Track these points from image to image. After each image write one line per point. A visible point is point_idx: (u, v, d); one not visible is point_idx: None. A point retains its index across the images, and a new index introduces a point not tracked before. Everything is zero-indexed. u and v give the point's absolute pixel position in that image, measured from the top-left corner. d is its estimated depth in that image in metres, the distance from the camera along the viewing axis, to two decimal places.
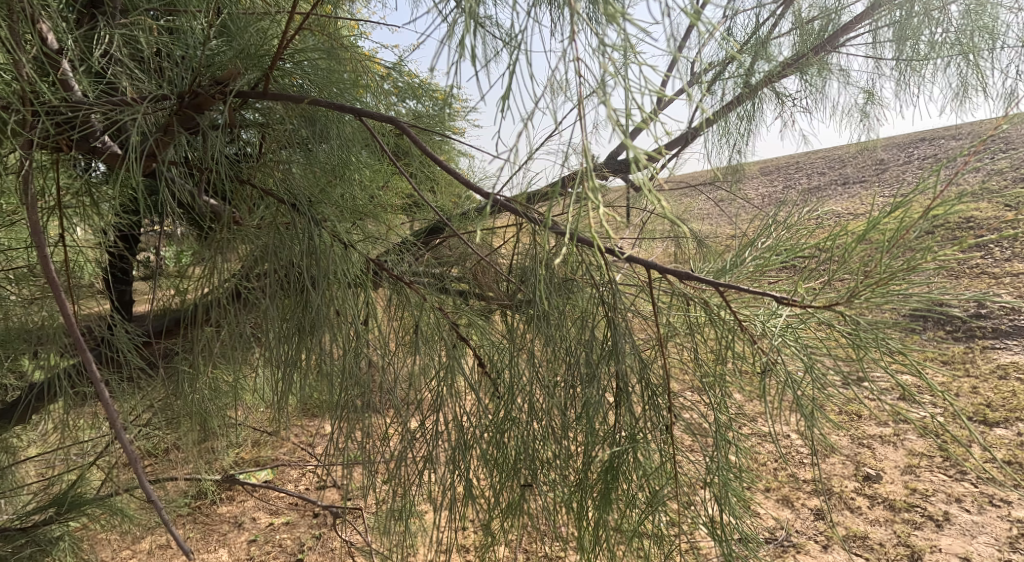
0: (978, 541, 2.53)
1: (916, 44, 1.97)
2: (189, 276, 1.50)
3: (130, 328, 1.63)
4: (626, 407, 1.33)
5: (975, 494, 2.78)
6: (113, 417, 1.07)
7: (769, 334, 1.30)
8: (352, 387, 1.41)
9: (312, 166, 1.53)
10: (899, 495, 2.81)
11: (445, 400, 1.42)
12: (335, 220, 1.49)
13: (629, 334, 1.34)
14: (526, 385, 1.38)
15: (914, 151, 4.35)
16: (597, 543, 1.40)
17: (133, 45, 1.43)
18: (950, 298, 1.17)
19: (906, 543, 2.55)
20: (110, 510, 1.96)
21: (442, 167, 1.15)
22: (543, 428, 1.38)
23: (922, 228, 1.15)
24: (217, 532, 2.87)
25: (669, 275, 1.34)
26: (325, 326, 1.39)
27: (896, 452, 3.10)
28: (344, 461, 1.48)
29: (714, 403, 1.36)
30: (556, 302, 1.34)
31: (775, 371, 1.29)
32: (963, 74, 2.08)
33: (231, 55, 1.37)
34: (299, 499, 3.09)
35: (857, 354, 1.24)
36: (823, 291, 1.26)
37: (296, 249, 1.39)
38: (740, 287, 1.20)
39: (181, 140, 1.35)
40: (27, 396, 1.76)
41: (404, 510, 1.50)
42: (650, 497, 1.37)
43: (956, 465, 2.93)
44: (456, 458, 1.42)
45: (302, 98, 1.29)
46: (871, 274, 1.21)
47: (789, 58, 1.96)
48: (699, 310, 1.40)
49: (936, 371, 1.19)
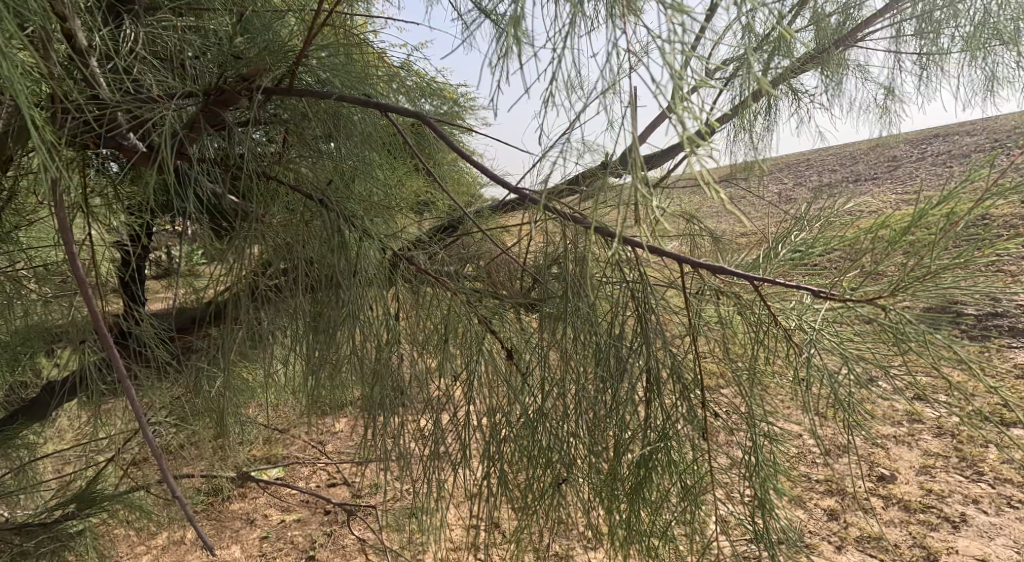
0: (996, 543, 2.50)
1: (938, 40, 1.91)
2: (212, 273, 1.48)
3: (156, 323, 1.62)
4: (659, 404, 1.29)
5: (992, 495, 2.73)
6: (141, 414, 1.00)
7: (809, 330, 1.25)
8: (380, 384, 1.38)
9: (333, 161, 1.51)
10: (915, 495, 2.78)
11: (471, 395, 1.39)
12: (359, 214, 1.47)
13: (660, 330, 1.30)
14: (554, 380, 1.34)
15: (929, 146, 4.26)
16: (622, 543, 1.37)
17: (156, 42, 1.43)
18: (991, 296, 1.14)
19: (921, 544, 2.53)
20: (128, 506, 1.97)
21: (467, 161, 1.13)
22: (573, 427, 1.34)
23: (972, 219, 1.10)
24: (230, 529, 2.89)
25: (703, 269, 1.29)
26: (353, 323, 1.37)
27: (911, 452, 3.05)
28: (367, 457, 1.46)
29: (750, 400, 1.32)
30: (584, 296, 1.31)
31: (817, 367, 1.25)
32: (988, 67, 2.03)
33: (257, 52, 1.33)
34: (310, 496, 3.10)
35: (905, 350, 1.18)
36: (866, 285, 1.21)
37: (321, 244, 1.37)
38: (776, 282, 1.16)
39: (206, 138, 1.35)
40: (59, 390, 1.75)
41: (423, 506, 1.48)
42: (679, 498, 1.34)
43: (973, 466, 2.89)
44: (481, 455, 1.39)
45: (327, 93, 1.27)
46: (919, 267, 1.16)
47: (809, 54, 1.91)
48: (732, 305, 1.36)
49: (988, 368, 1.14)
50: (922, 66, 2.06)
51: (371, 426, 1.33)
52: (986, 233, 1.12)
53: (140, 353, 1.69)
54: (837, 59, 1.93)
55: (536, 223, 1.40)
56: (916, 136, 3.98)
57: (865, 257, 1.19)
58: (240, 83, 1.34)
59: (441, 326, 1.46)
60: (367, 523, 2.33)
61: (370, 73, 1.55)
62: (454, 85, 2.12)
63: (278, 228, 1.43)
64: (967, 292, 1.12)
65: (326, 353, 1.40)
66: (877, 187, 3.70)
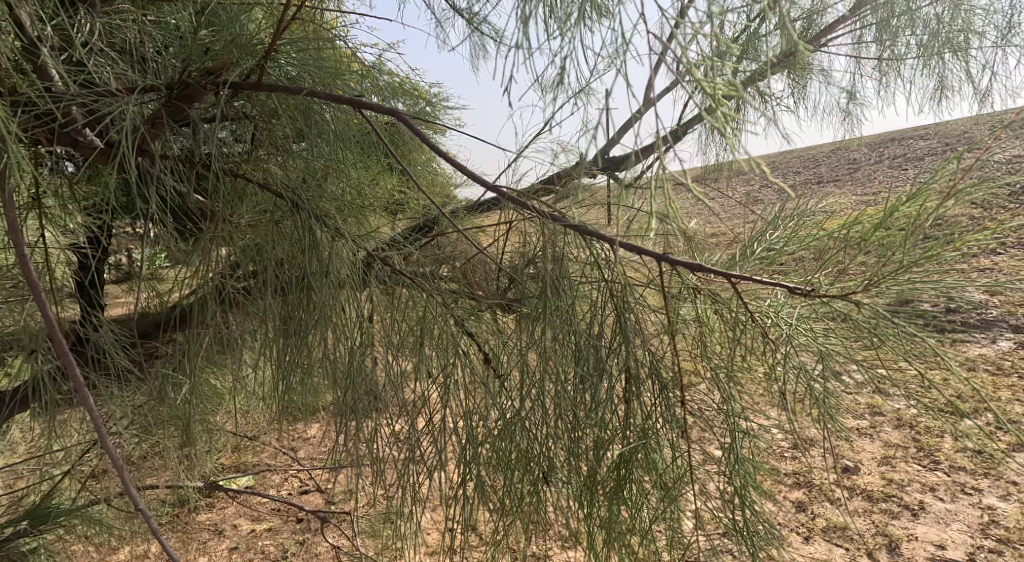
0: (953, 529, 2.60)
1: (897, 46, 1.97)
2: (177, 276, 1.43)
3: (116, 328, 1.56)
4: (638, 402, 1.30)
5: (947, 483, 2.84)
6: (98, 423, 0.99)
7: (783, 326, 1.29)
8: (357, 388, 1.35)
9: (304, 160, 1.49)
10: (877, 485, 2.87)
11: (450, 397, 1.38)
12: (331, 214, 1.44)
13: (639, 328, 1.31)
14: (533, 381, 1.34)
15: (886, 149, 4.41)
16: (604, 542, 1.37)
17: (115, 37, 1.39)
18: (954, 291, 1.18)
19: (884, 532, 2.61)
20: (87, 521, 1.89)
21: (444, 158, 1.12)
22: (553, 427, 1.34)
23: (940, 216, 1.14)
24: (197, 541, 2.80)
25: (681, 267, 1.30)
26: (327, 326, 1.34)
27: (872, 444, 3.16)
28: (344, 463, 1.43)
29: (727, 397, 1.34)
30: (563, 296, 1.31)
31: (791, 363, 1.28)
32: (943, 72, 2.10)
33: (222, 45, 1.30)
34: (283, 504, 3.01)
35: (876, 345, 1.22)
36: (839, 281, 1.24)
37: (292, 245, 1.34)
38: (752, 280, 1.19)
39: (169, 134, 1.31)
40: (11, 400, 1.67)
41: (403, 511, 1.46)
42: (658, 496, 1.35)
43: (930, 456, 2.99)
44: (461, 458, 1.38)
45: (299, 90, 1.25)
46: (890, 263, 1.19)
47: (775, 58, 1.93)
48: (708, 303, 1.38)
49: (953, 360, 1.18)
50: (882, 71, 2.12)
51: (347, 432, 1.30)
52: (954, 230, 1.16)
53: (98, 359, 1.62)
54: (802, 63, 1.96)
55: (514, 222, 1.40)
56: (873, 140, 4.12)
57: (836, 254, 1.23)
58: (205, 78, 1.32)
59: (417, 328, 1.44)
60: (343, 530, 2.27)
61: (341, 71, 1.53)
62: (426, 85, 2.11)
63: (246, 229, 1.39)
64: (936, 286, 1.16)
65: (299, 358, 1.37)
66: (839, 188, 3.82)
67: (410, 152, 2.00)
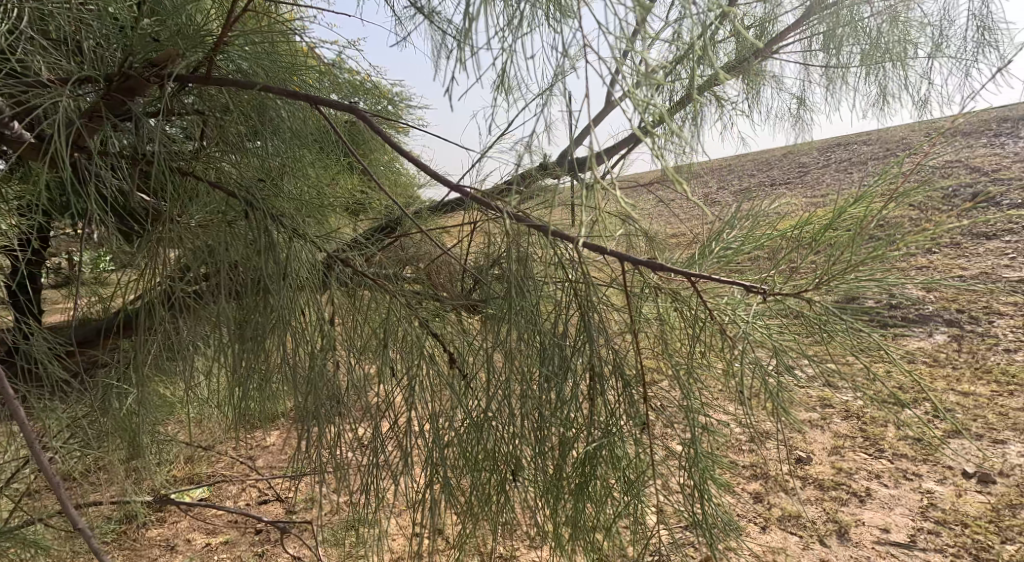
0: (896, 513, 2.53)
1: (842, 55, 2.06)
2: (123, 280, 1.38)
3: (54, 336, 1.48)
4: (602, 399, 1.32)
5: (891, 470, 2.78)
6: (29, 434, 0.97)
7: (739, 323, 1.33)
8: (318, 392, 1.33)
9: (259, 159, 1.45)
10: (827, 475, 2.80)
11: (415, 399, 1.37)
12: (288, 215, 1.41)
13: (603, 326, 1.32)
14: (498, 380, 1.34)
15: (831, 153, 4.61)
16: (570, 539, 1.38)
17: (50, 27, 1.32)
18: (896, 288, 1.25)
19: (834, 519, 2.53)
20: (23, 541, 1.78)
21: (406, 158, 1.11)
22: (519, 427, 1.34)
23: (883, 217, 1.21)
24: (147, 557, 2.63)
25: (644, 266, 1.33)
26: (286, 329, 1.31)
27: (823, 435, 3.08)
28: (305, 470, 1.39)
29: (687, 393, 1.38)
30: (528, 295, 1.32)
31: (747, 358, 1.32)
32: (883, 81, 2.21)
33: (168, 37, 1.26)
34: (240, 515, 2.86)
35: (825, 339, 1.28)
36: (792, 280, 1.30)
37: (247, 246, 1.31)
38: (711, 278, 1.22)
39: (110, 129, 1.25)
40: None
41: (366, 516, 1.43)
42: (622, 491, 1.37)
43: (875, 443, 2.93)
44: (425, 461, 1.37)
45: (254, 85, 1.22)
46: (838, 262, 1.26)
47: (730, 64, 1.99)
48: (669, 301, 1.42)
49: (896, 352, 1.24)
50: (828, 79, 2.21)
51: (307, 437, 1.27)
52: (896, 230, 1.23)
53: (31, 369, 1.53)
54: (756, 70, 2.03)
55: (479, 221, 1.40)
56: (819, 145, 4.27)
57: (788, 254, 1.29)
58: (150, 71, 1.26)
59: (379, 330, 1.43)
60: (304, 540, 2.18)
61: (295, 68, 1.50)
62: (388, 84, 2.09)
63: (198, 230, 1.35)
64: (880, 284, 1.23)
65: (257, 363, 1.33)
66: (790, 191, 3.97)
67: (370, 152, 1.98)
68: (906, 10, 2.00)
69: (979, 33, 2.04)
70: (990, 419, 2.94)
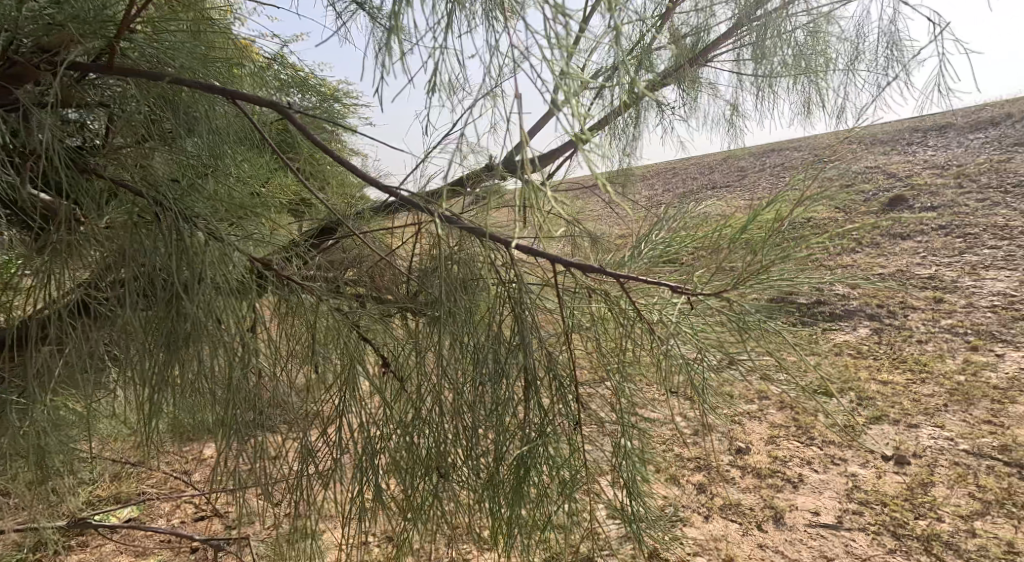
0: (825, 496, 2.68)
1: (770, 64, 2.16)
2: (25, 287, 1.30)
3: None
4: (535, 401, 1.33)
5: (821, 456, 2.94)
6: None
7: (665, 323, 1.38)
8: (239, 402, 1.28)
9: (172, 155, 1.39)
10: (765, 462, 2.93)
11: (345, 406, 1.34)
12: (206, 216, 1.35)
13: (537, 328, 1.33)
14: (430, 385, 1.33)
15: (765, 158, 4.90)
16: (507, 541, 1.39)
17: None
18: (807, 286, 1.32)
19: (771, 505, 2.65)
20: None
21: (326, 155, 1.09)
22: (452, 431, 1.34)
23: (794, 220, 1.27)
24: None
25: (576, 268, 1.35)
26: (204, 337, 1.25)
27: (760, 425, 3.24)
28: (231, 483, 1.34)
29: (619, 392, 1.41)
30: (461, 299, 1.32)
31: (673, 356, 1.38)
32: (807, 90, 2.34)
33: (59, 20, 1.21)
34: (173, 535, 2.63)
35: (745, 336, 1.34)
36: (713, 280, 1.36)
37: (158, 248, 1.25)
38: (638, 279, 1.26)
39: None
40: None
41: (299, 529, 1.40)
42: (558, 492, 1.39)
43: (806, 432, 3.11)
44: (357, 468, 1.35)
45: (164, 76, 1.18)
46: (755, 263, 1.32)
47: (667, 70, 2.05)
48: (602, 302, 1.44)
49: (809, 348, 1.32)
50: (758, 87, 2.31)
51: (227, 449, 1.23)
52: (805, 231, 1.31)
53: None
54: (692, 75, 2.10)
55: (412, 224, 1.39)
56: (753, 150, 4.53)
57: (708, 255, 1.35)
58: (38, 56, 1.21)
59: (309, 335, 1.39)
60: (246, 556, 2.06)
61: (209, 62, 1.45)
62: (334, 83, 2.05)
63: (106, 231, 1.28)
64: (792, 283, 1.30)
65: (172, 373, 1.27)
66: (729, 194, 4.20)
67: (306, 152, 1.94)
68: (827, 25, 2.12)
69: (888, 48, 2.20)
70: (905, 405, 3.19)
